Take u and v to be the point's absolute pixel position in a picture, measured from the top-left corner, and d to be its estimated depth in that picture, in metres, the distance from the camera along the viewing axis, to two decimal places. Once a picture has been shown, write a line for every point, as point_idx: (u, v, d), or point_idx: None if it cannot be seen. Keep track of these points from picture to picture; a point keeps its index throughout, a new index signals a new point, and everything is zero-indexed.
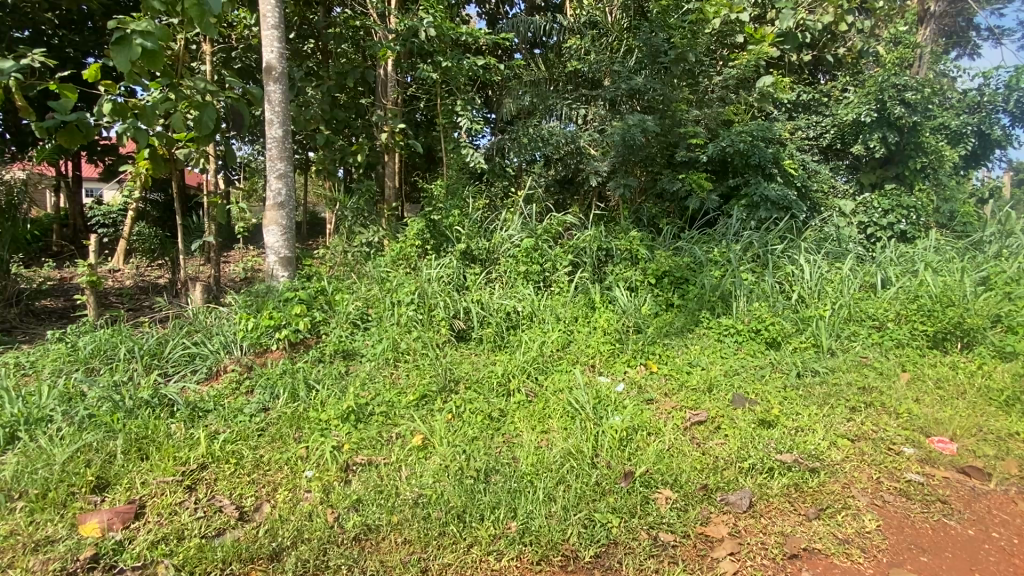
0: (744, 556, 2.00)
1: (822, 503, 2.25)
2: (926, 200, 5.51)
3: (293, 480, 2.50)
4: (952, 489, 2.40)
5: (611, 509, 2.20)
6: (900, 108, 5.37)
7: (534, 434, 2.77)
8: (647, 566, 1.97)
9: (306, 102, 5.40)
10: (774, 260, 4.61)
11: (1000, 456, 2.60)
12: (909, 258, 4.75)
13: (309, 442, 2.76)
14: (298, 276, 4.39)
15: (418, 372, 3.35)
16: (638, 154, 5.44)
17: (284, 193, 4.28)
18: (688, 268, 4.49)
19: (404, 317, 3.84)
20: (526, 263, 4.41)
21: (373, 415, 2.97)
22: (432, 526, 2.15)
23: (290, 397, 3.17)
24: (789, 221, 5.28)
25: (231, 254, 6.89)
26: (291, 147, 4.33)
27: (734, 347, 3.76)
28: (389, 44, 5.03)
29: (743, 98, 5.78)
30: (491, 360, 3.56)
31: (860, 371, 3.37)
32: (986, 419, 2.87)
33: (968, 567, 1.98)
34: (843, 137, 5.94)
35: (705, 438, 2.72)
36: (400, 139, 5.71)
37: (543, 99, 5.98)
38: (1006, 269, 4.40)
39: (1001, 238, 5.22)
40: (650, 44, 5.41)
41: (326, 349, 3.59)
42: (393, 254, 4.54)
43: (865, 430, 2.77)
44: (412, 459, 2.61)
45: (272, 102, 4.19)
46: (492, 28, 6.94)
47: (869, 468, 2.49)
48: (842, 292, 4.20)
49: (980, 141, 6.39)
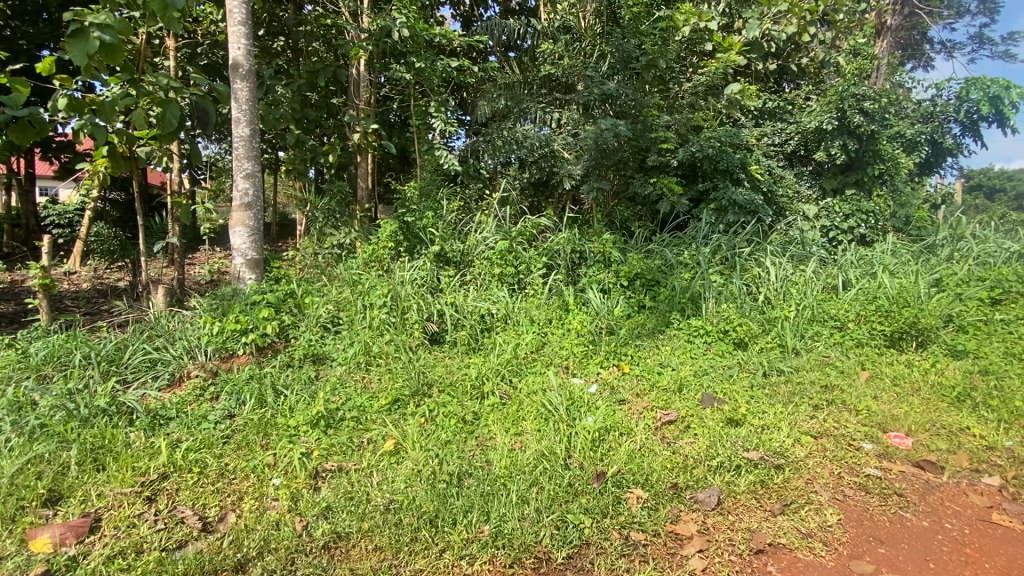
0: (713, 553, 2.04)
1: (787, 499, 2.31)
2: (883, 206, 5.75)
3: (259, 488, 2.44)
4: (907, 483, 2.50)
5: (583, 509, 2.22)
6: (859, 117, 5.58)
7: (508, 436, 2.77)
8: (618, 565, 1.99)
9: (276, 101, 5.26)
10: (741, 263, 4.75)
11: (952, 450, 2.72)
12: (868, 260, 4.96)
13: (276, 448, 2.69)
14: (267, 278, 4.29)
15: (390, 376, 3.31)
16: (611, 158, 5.51)
17: (251, 193, 4.17)
18: (659, 270, 4.60)
19: (376, 320, 3.79)
20: (501, 264, 4.45)
21: (344, 420, 2.92)
22: (403, 532, 2.12)
23: (257, 403, 3.08)
24: (756, 224, 5.44)
25: (197, 255, 6.73)
26: (258, 147, 4.23)
27: (704, 347, 3.84)
28: (361, 44, 4.97)
29: (712, 104, 5.92)
30: (466, 362, 3.54)
31: (822, 370, 3.48)
32: (940, 415, 3.00)
33: (921, 557, 2.07)
34: (806, 144, 6.15)
35: (675, 438, 2.76)
36: (373, 139, 5.63)
37: (516, 102, 5.98)
38: (958, 271, 4.63)
39: (953, 241, 5.50)
40: (622, 50, 5.46)
41: (295, 352, 3.51)
42: (365, 256, 4.48)
43: (827, 427, 2.87)
44: (383, 464, 2.57)
45: (239, 100, 4.08)
46: (466, 29, 6.93)
47: (831, 464, 2.57)
48: (806, 293, 4.34)
49: (933, 149, 6.72)
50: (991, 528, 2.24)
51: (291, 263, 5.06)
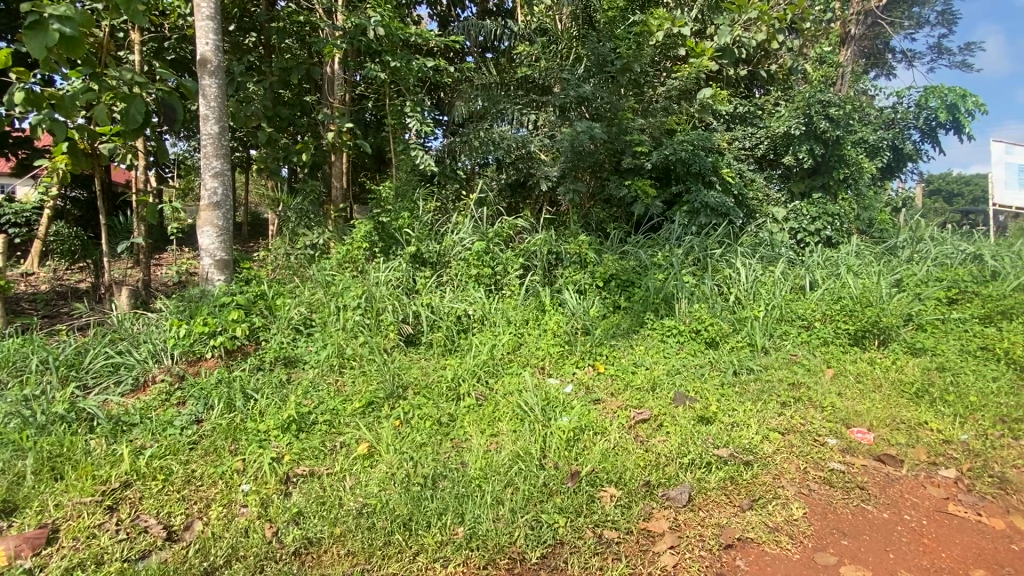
0: (684, 549, 2.08)
1: (755, 494, 2.37)
2: (848, 208, 5.96)
3: (228, 494, 2.38)
4: (869, 476, 2.60)
5: (558, 509, 2.23)
6: (825, 122, 5.75)
7: (483, 438, 2.76)
8: (592, 564, 2.00)
9: (247, 98, 5.14)
10: (713, 264, 4.86)
11: (911, 444, 2.82)
12: (834, 262, 5.13)
13: (245, 454, 2.63)
14: (236, 279, 4.19)
15: (364, 379, 3.27)
16: (586, 160, 5.56)
17: (220, 192, 4.06)
18: (634, 271, 4.67)
19: (350, 322, 3.74)
20: (477, 266, 4.45)
21: (316, 424, 2.86)
22: (376, 536, 2.10)
23: (226, 407, 3.00)
24: (727, 226, 5.57)
25: (164, 256, 6.53)
26: (228, 145, 4.13)
27: (676, 347, 3.91)
28: (335, 42, 4.89)
29: (685, 108, 6.03)
30: (442, 364, 3.52)
31: (789, 368, 3.58)
32: (900, 410, 3.10)
33: (882, 548, 2.14)
34: (775, 148, 6.28)
35: (648, 436, 2.81)
36: (347, 138, 5.56)
37: (493, 102, 5.98)
38: (918, 272, 4.82)
39: (913, 243, 5.73)
40: (597, 53, 5.51)
41: (266, 355, 3.44)
42: (339, 257, 4.43)
43: (794, 423, 2.95)
44: (356, 468, 2.54)
45: (208, 97, 3.97)
46: (443, 29, 6.91)
47: (797, 459, 2.65)
48: (775, 293, 4.46)
49: (895, 154, 6.98)
50: (946, 518, 2.33)
51: (262, 264, 4.95)
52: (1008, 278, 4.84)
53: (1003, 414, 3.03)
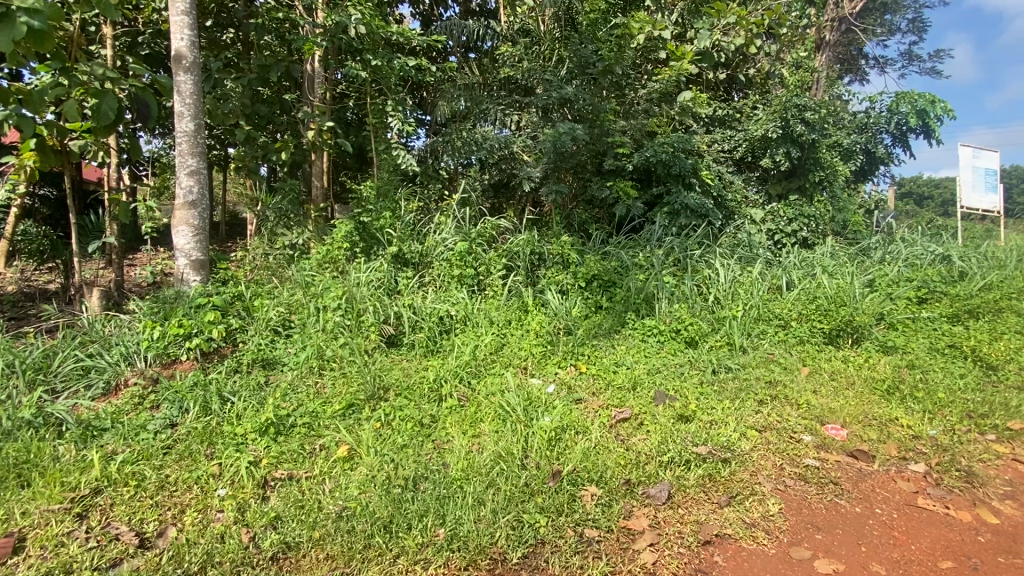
0: (663, 546, 2.10)
1: (732, 491, 2.41)
2: (824, 210, 6.10)
3: (203, 499, 2.33)
4: (842, 471, 2.66)
5: (539, 509, 2.23)
6: (801, 126, 5.87)
7: (465, 438, 2.76)
8: (573, 562, 2.02)
9: (224, 95, 5.05)
10: (693, 264, 4.93)
11: (883, 439, 2.89)
12: (810, 262, 5.25)
13: (222, 458, 2.58)
14: (213, 280, 4.11)
15: (344, 381, 3.23)
16: (568, 161, 5.59)
17: (196, 191, 3.98)
18: (615, 271, 4.72)
19: (330, 323, 3.69)
20: (460, 266, 4.43)
21: (295, 427, 2.82)
22: (356, 539, 2.08)
23: (201, 411, 2.94)
24: (706, 227, 5.65)
25: (138, 256, 6.37)
26: (204, 143, 4.04)
27: (657, 346, 3.95)
28: (315, 40, 4.83)
29: (666, 111, 6.10)
30: (423, 365, 3.50)
31: (766, 366, 3.65)
32: (872, 407, 3.18)
33: (854, 541, 2.20)
34: (753, 151, 6.38)
35: (629, 435, 2.83)
36: (328, 137, 5.50)
37: (476, 102, 5.97)
38: (890, 273, 4.96)
39: (885, 245, 5.89)
40: (579, 55, 5.54)
41: (244, 357, 3.38)
42: (319, 257, 4.37)
43: (771, 421, 3.01)
44: (336, 471, 2.51)
45: (183, 93, 3.89)
46: (425, 29, 6.89)
47: (773, 456, 2.70)
48: (753, 293, 4.53)
49: (867, 158, 7.17)
50: (916, 512, 2.40)
51: (240, 264, 4.87)
52: (975, 278, 5.01)
53: (969, 410, 3.13)
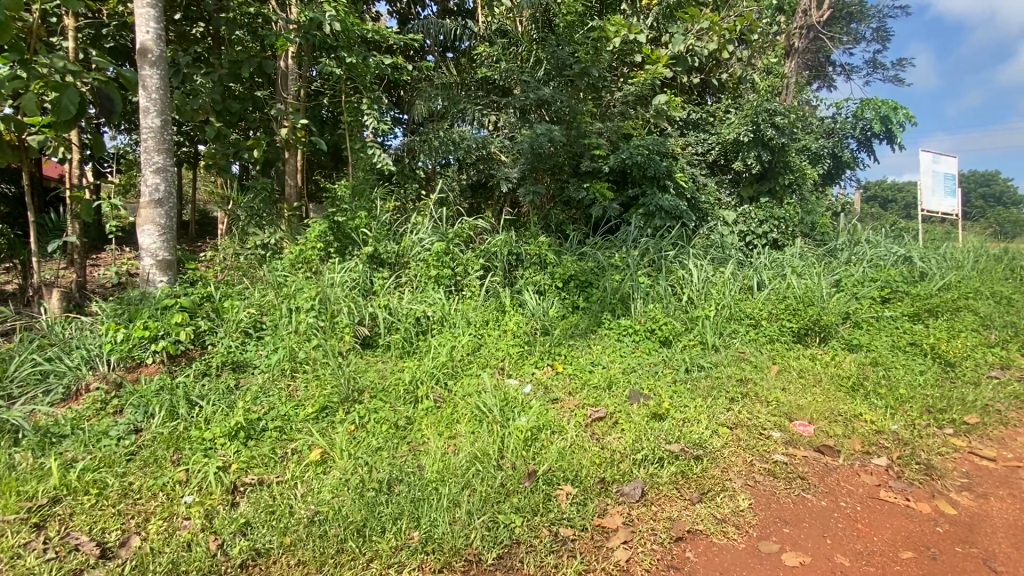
0: (636, 543, 2.13)
1: (704, 487, 2.45)
2: (793, 212, 6.26)
3: (169, 507, 2.27)
4: (809, 466, 2.74)
5: (515, 509, 2.23)
6: (771, 130, 6.02)
7: (441, 440, 2.74)
8: (548, 562, 2.03)
9: (193, 91, 4.91)
10: (667, 265, 5.01)
11: (847, 434, 2.98)
12: (780, 263, 5.38)
13: (189, 464, 2.51)
14: (181, 281, 3.98)
15: (318, 383, 3.17)
16: (546, 162, 5.61)
17: (162, 189, 3.86)
18: (592, 271, 4.76)
19: (303, 325, 3.62)
20: (437, 266, 4.40)
21: (266, 431, 2.76)
22: (329, 544, 2.05)
23: (168, 416, 2.85)
24: (680, 229, 5.75)
25: (102, 256, 6.15)
26: (171, 140, 3.93)
27: (632, 346, 4.00)
28: (288, 36, 4.73)
29: (641, 114, 6.19)
30: (399, 366, 3.46)
31: (738, 364, 3.73)
32: (837, 403, 3.28)
33: (820, 534, 2.26)
34: (725, 154, 6.51)
35: (604, 434, 2.86)
36: (302, 135, 5.40)
37: (453, 102, 5.95)
38: (855, 274, 5.13)
39: (851, 246, 6.09)
40: (556, 57, 5.57)
41: (213, 360, 3.29)
42: (292, 257, 4.29)
43: (741, 417, 3.08)
44: (308, 475, 2.46)
45: (148, 88, 3.77)
46: (402, 28, 6.84)
47: (744, 452, 2.76)
48: (725, 293, 4.63)
49: (834, 162, 7.41)
50: (878, 504, 2.49)
51: (210, 264, 4.75)
52: (934, 278, 5.22)
53: (928, 405, 3.25)
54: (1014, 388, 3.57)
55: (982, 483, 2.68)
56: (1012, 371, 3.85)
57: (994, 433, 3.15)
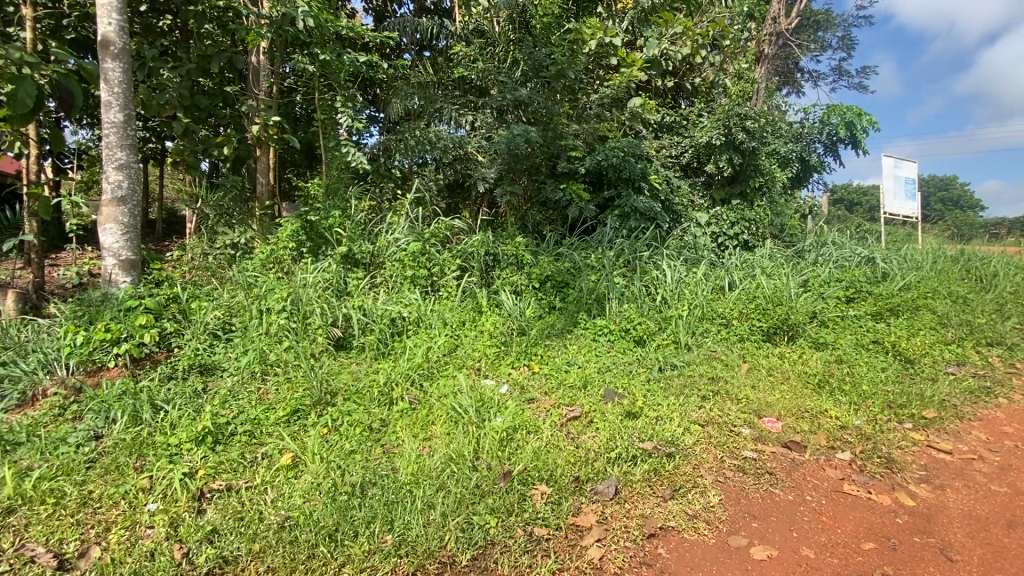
0: (610, 541, 2.15)
1: (676, 484, 2.50)
2: (763, 214, 6.43)
3: (131, 515, 2.19)
4: (777, 461, 2.81)
5: (489, 510, 2.23)
6: (742, 134, 6.16)
7: (416, 442, 2.72)
8: (522, 562, 2.03)
9: (160, 85, 4.76)
10: (641, 266, 5.09)
11: (813, 430, 3.08)
12: (750, 264, 5.51)
13: (153, 470, 2.43)
14: (146, 281, 3.85)
15: (289, 386, 3.11)
16: (523, 162, 5.63)
17: (126, 186, 3.73)
18: (568, 272, 4.80)
19: (274, 326, 3.54)
20: (413, 267, 4.36)
21: (235, 435, 2.69)
22: (299, 550, 2.01)
23: (131, 421, 2.76)
24: (655, 230, 5.85)
25: (62, 255, 5.90)
26: (135, 135, 3.80)
27: (607, 345, 4.04)
28: (259, 31, 4.62)
29: (617, 116, 6.26)
30: (374, 367, 3.42)
31: (709, 363, 3.81)
32: (805, 400, 3.37)
33: (787, 527, 2.33)
34: (698, 157, 6.63)
35: (579, 433, 2.88)
36: (274, 132, 5.28)
37: (430, 101, 5.91)
38: (822, 274, 5.29)
39: (818, 247, 6.28)
40: (533, 58, 5.59)
41: (179, 363, 3.20)
42: (263, 257, 4.21)
43: (712, 415, 3.15)
44: (279, 480, 2.41)
45: (110, 81, 3.64)
46: (377, 25, 6.77)
47: (715, 449, 2.82)
48: (697, 294, 4.71)
49: (802, 165, 7.63)
50: (842, 498, 2.57)
51: (177, 264, 4.61)
52: (896, 279, 5.43)
53: (889, 400, 3.38)
54: (968, 383, 3.74)
55: (939, 475, 2.80)
56: (966, 368, 4.03)
57: (951, 427, 3.29)
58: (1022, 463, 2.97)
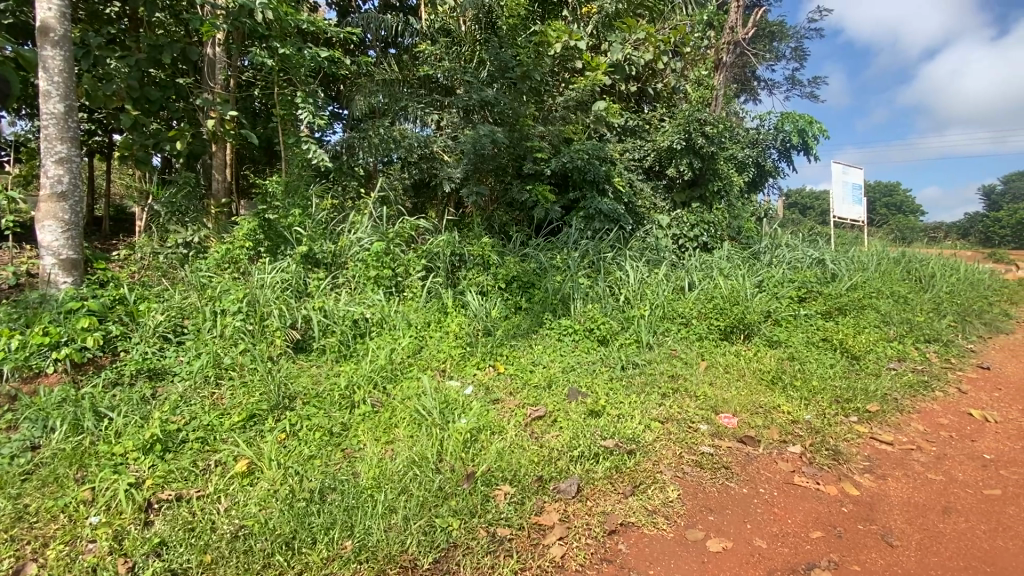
0: (572, 538, 2.18)
1: (637, 481, 2.55)
2: (721, 217, 6.65)
3: (71, 530, 2.08)
4: (733, 456, 2.91)
5: (452, 512, 2.22)
6: (702, 139, 6.32)
7: (378, 445, 2.68)
8: (484, 563, 2.03)
9: (107, 76, 4.52)
10: (605, 267, 5.18)
11: (766, 425, 3.20)
12: (708, 265, 5.69)
13: (96, 481, 2.31)
14: (89, 282, 3.64)
15: (245, 391, 2.99)
16: (489, 163, 5.62)
17: (67, 181, 3.53)
18: (534, 273, 4.83)
19: (228, 329, 3.41)
20: (377, 267, 4.29)
21: (186, 443, 2.58)
22: (254, 559, 1.95)
23: (71, 429, 2.62)
24: (618, 231, 5.96)
25: None
26: (77, 127, 3.59)
27: (571, 345, 4.09)
28: (214, 22, 4.44)
29: (582, 119, 6.33)
30: (335, 371, 3.34)
31: (669, 361, 3.91)
32: (759, 397, 3.50)
33: (741, 520, 2.41)
34: (660, 160, 6.80)
35: (543, 432, 2.91)
36: (231, 128, 5.08)
37: (394, 100, 5.84)
38: (777, 275, 5.50)
39: (773, 249, 6.54)
40: (499, 59, 5.59)
41: (125, 368, 3.05)
42: (217, 257, 4.06)
43: (672, 412, 3.23)
44: (233, 488, 2.33)
45: (49, 70, 3.42)
46: (341, 20, 6.64)
47: (674, 445, 2.89)
48: (658, 294, 4.83)
49: (758, 170, 7.91)
50: (793, 489, 2.69)
51: (124, 264, 4.38)
52: (844, 279, 5.72)
53: (837, 395, 3.55)
54: (907, 377, 3.97)
55: (881, 465, 2.97)
56: (907, 363, 4.27)
57: (892, 419, 3.48)
58: (957, 452, 3.17)
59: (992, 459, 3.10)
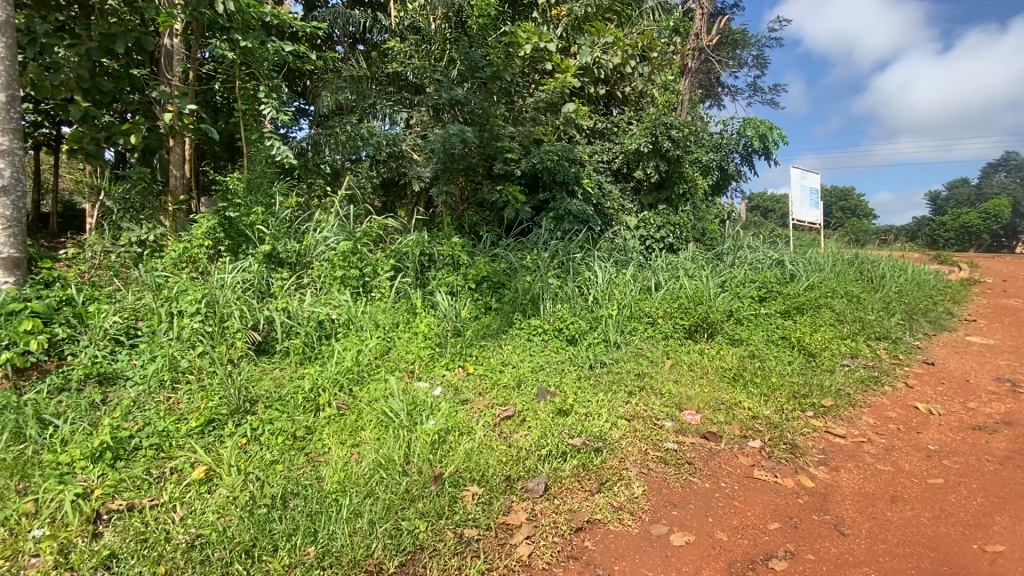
0: (538, 537, 2.19)
1: (603, 478, 2.59)
2: (687, 218, 6.80)
3: (13, 544, 1.98)
4: (696, 452, 2.99)
5: (419, 514, 2.20)
6: (668, 143, 6.47)
7: (344, 449, 2.63)
8: (451, 564, 2.02)
9: (54, 65, 4.30)
10: (575, 267, 5.23)
11: (728, 421, 3.30)
12: (674, 266, 5.81)
13: (40, 491, 2.19)
14: (33, 282, 3.44)
15: (203, 395, 2.88)
16: (458, 162, 5.61)
17: (8, 174, 3.32)
18: (504, 273, 4.84)
19: (185, 331, 3.28)
20: (343, 267, 4.21)
21: (139, 450, 2.48)
22: (211, 569, 1.89)
23: (12, 438, 2.49)
24: (587, 232, 6.04)
25: None
26: (20, 118, 3.39)
27: (541, 345, 4.11)
28: (172, 12, 4.28)
29: (551, 120, 6.36)
30: (299, 373, 3.26)
31: (636, 360, 3.98)
32: (721, 393, 3.61)
33: (704, 514, 2.48)
34: (628, 163, 6.92)
35: (511, 431, 2.92)
36: (189, 122, 4.90)
37: (362, 97, 5.77)
38: (739, 275, 5.67)
39: (735, 250, 6.74)
40: (469, 59, 5.58)
41: (73, 373, 2.91)
42: (174, 256, 3.91)
43: (638, 409, 3.29)
44: (189, 496, 2.25)
45: None
46: (307, 15, 6.49)
47: (639, 442, 2.95)
48: (626, 294, 4.90)
49: (722, 173, 8.14)
50: (753, 482, 2.78)
51: (71, 263, 4.16)
52: (802, 280, 5.94)
53: (795, 391, 3.69)
54: (860, 373, 4.16)
55: (834, 458, 3.10)
56: (859, 360, 4.47)
57: (845, 413, 3.64)
58: (903, 444, 3.35)
59: (935, 450, 3.28)
